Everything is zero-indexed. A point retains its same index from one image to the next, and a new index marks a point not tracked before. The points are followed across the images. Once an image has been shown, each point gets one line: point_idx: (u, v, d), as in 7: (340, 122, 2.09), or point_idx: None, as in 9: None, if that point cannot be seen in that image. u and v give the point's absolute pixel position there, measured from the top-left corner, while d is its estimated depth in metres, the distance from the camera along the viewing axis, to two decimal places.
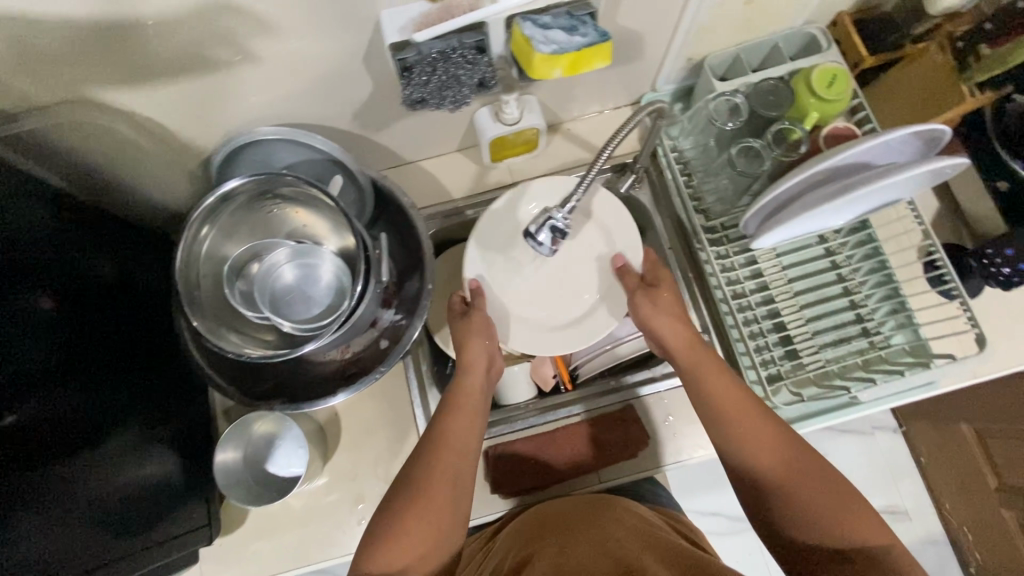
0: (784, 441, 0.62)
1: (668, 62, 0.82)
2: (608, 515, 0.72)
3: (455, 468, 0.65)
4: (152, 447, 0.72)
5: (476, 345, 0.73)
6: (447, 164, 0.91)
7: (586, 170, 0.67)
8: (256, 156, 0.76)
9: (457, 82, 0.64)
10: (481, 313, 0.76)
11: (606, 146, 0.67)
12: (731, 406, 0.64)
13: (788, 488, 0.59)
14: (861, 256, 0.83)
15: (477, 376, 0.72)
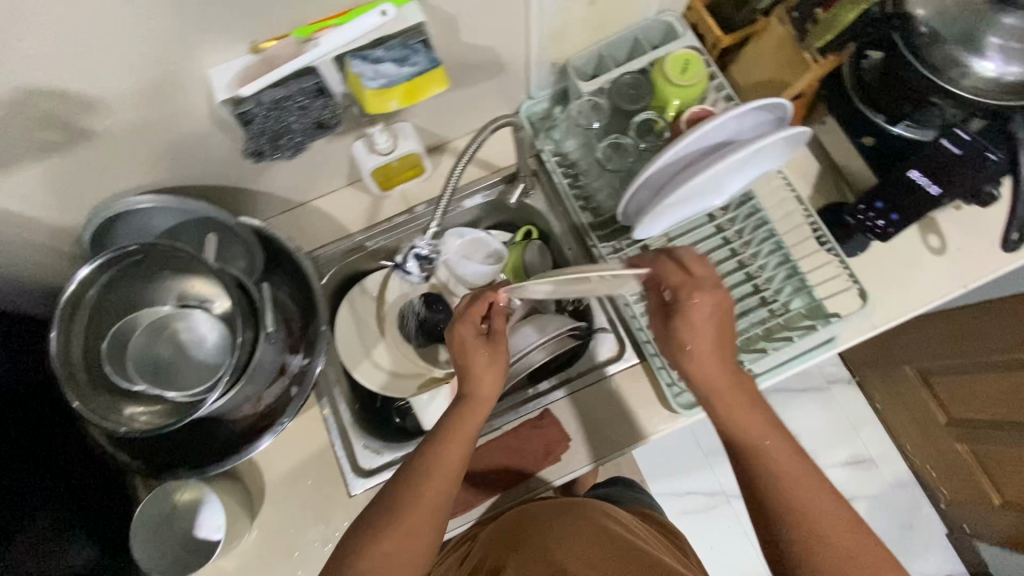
0: (818, 497, 0.58)
1: (534, 70, 0.83)
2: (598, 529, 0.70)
3: (438, 505, 0.63)
4: (69, 538, 0.70)
5: (489, 379, 0.69)
6: (341, 200, 0.91)
7: (439, 191, 0.74)
8: (130, 229, 0.75)
9: (289, 130, 0.63)
10: (500, 343, 0.70)
11: (456, 165, 0.72)
12: (762, 448, 0.62)
13: (812, 548, 0.57)
14: (752, 227, 0.85)
15: (480, 413, 0.69)
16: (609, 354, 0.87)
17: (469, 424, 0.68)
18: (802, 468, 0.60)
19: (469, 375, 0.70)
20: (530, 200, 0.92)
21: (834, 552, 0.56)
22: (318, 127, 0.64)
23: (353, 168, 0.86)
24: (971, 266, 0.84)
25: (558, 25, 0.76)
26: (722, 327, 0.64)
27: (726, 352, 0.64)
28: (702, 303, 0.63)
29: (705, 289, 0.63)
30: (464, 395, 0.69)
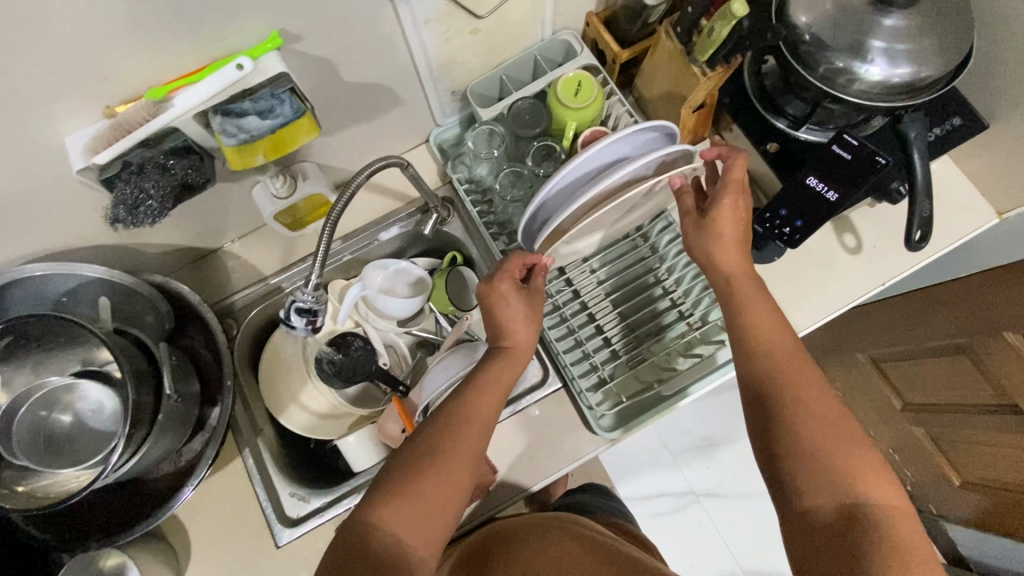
0: (821, 400, 0.59)
1: (432, 99, 0.82)
2: (582, 536, 0.73)
3: (477, 451, 0.62)
4: None
5: (525, 330, 0.69)
6: (254, 243, 0.89)
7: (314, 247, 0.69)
8: (24, 297, 0.72)
9: (147, 196, 0.61)
10: (538, 293, 0.70)
11: (330, 217, 0.68)
12: (768, 343, 0.63)
13: (805, 432, 0.57)
14: (667, 242, 0.85)
15: (517, 364, 0.69)
16: (534, 379, 0.82)
17: (506, 377, 0.67)
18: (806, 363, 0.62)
19: (506, 328, 0.69)
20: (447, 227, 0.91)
21: (830, 435, 0.57)
22: (186, 186, 0.65)
23: (259, 212, 0.84)
24: (887, 263, 0.83)
25: (447, 54, 0.75)
26: (741, 230, 0.67)
27: (744, 250, 0.67)
28: (730, 200, 0.65)
29: (736, 190, 0.65)
30: (506, 340, 0.69)
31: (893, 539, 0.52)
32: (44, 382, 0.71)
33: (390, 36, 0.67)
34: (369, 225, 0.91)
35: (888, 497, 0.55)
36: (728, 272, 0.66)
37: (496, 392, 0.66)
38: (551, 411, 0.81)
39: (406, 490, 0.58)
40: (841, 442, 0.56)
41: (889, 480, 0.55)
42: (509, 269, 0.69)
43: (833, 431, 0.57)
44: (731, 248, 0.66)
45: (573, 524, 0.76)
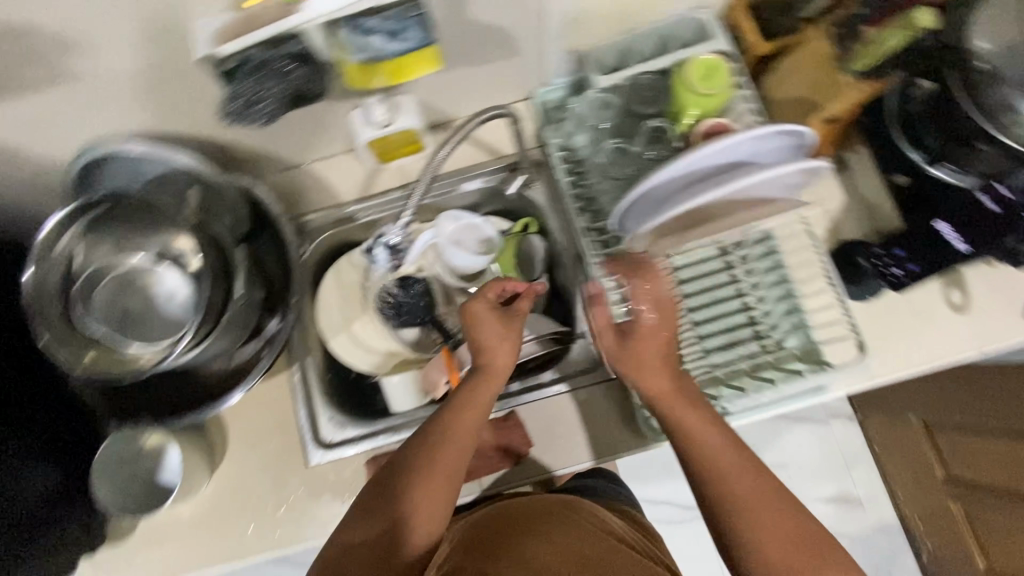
0: (757, 494, 0.58)
1: (548, 56, 0.78)
2: (603, 523, 0.71)
3: (454, 472, 0.64)
4: (34, 464, 0.73)
5: (503, 351, 0.69)
6: (336, 168, 0.88)
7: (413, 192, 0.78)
8: (119, 172, 0.74)
9: (266, 96, 0.60)
10: (515, 321, 0.70)
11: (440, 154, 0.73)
12: (699, 451, 0.61)
13: (751, 533, 0.57)
14: (758, 256, 0.80)
15: (492, 385, 0.68)
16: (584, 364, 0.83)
17: (479, 396, 0.68)
18: (746, 464, 0.60)
19: (483, 349, 0.69)
20: (530, 192, 0.88)
21: (781, 544, 0.56)
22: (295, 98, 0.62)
23: (351, 136, 0.83)
24: (994, 330, 0.76)
25: (577, 9, 0.70)
26: (665, 336, 0.64)
27: (668, 363, 0.64)
28: (601, 311, 0.67)
29: (637, 292, 0.66)
30: (478, 362, 0.69)
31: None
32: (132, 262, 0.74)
33: None
34: (452, 173, 0.88)
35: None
36: (651, 384, 0.63)
37: (472, 413, 0.67)
38: None
39: (380, 540, 0.62)
40: (795, 542, 0.56)
41: (844, 571, 0.55)
42: (486, 292, 0.71)
43: (778, 530, 0.57)
44: (654, 355, 0.64)
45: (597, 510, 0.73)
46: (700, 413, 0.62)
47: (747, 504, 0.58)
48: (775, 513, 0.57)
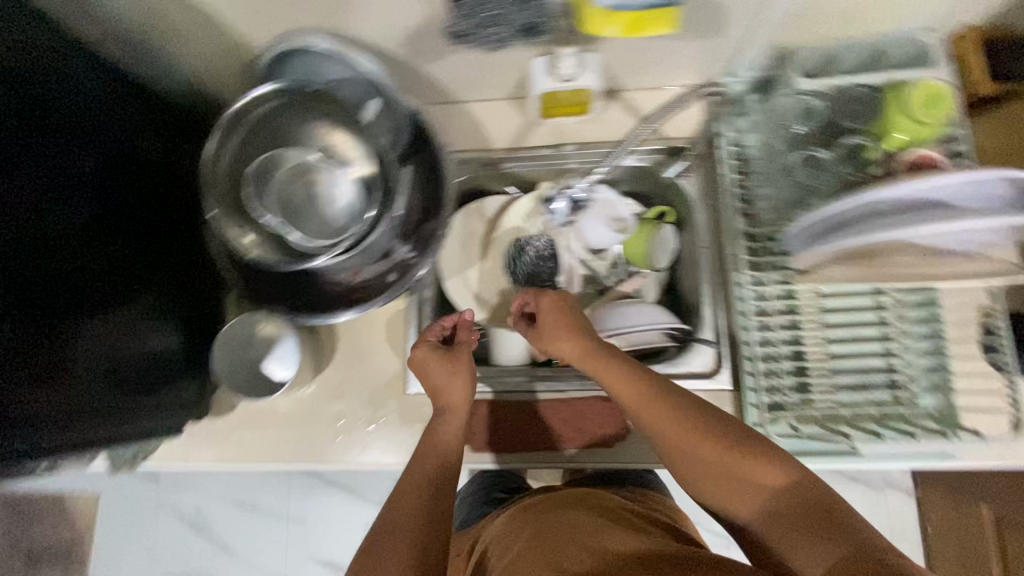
0: (689, 425, 0.60)
1: (752, 45, 0.74)
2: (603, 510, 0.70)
3: (434, 490, 0.65)
4: (162, 322, 0.75)
5: (455, 385, 0.74)
6: (495, 111, 0.87)
7: (615, 148, 0.79)
8: (305, 65, 0.75)
9: None
10: (462, 347, 0.77)
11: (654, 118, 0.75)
12: (625, 395, 0.65)
13: (696, 463, 0.58)
14: (911, 304, 0.75)
15: (456, 417, 0.73)
16: (701, 369, 0.78)
17: (452, 422, 0.73)
18: (654, 387, 0.64)
19: (438, 389, 0.75)
20: (682, 180, 0.85)
21: (705, 457, 0.58)
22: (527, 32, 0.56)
23: (523, 83, 0.81)
24: None
25: None
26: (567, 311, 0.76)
27: (580, 331, 0.73)
28: (549, 303, 0.77)
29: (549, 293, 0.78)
30: (437, 396, 0.75)
31: (807, 522, 0.51)
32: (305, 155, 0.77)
33: None
34: (609, 144, 0.85)
35: (783, 480, 0.54)
36: (575, 351, 0.71)
37: (446, 439, 0.71)
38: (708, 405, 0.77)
39: (393, 541, 0.60)
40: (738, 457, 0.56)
41: (762, 463, 0.55)
42: (426, 335, 0.79)
43: (718, 450, 0.57)
44: (560, 331, 0.73)
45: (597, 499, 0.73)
46: (615, 365, 0.68)
47: (691, 444, 0.59)
48: (701, 435, 0.59)
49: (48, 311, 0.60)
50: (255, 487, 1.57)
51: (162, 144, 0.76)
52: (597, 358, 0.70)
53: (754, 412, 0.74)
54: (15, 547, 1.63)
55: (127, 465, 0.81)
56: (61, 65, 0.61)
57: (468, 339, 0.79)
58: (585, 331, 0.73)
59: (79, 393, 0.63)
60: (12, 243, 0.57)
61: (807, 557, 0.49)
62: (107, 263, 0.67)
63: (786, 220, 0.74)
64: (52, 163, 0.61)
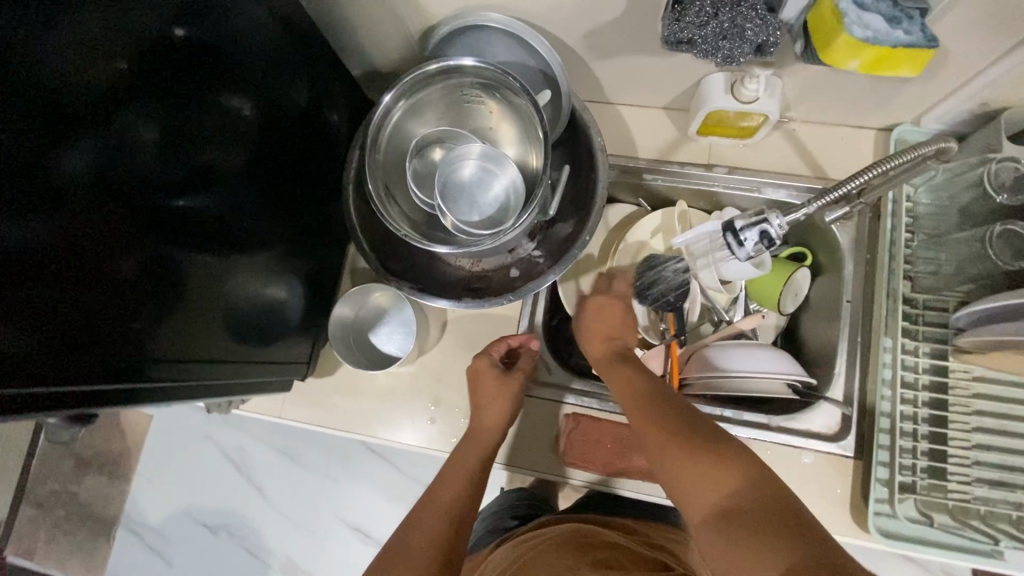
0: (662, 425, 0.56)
1: (957, 98, 0.67)
2: (591, 546, 0.68)
3: (451, 505, 0.67)
4: (280, 276, 0.75)
5: (496, 406, 0.73)
6: (646, 119, 0.83)
7: (816, 196, 0.62)
8: (474, 42, 0.73)
9: (739, 35, 0.53)
10: (518, 372, 0.75)
11: (856, 177, 0.60)
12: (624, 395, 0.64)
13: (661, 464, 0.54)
14: None
15: (488, 439, 0.73)
16: (821, 429, 0.74)
17: (478, 444, 0.72)
18: (652, 389, 0.63)
19: (479, 405, 0.74)
20: (837, 227, 0.78)
21: (669, 449, 0.54)
22: (754, 51, 0.55)
23: (688, 96, 0.77)
24: None
25: None
26: (609, 320, 0.77)
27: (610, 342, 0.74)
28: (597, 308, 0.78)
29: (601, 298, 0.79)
30: (475, 417, 0.74)
31: (747, 526, 0.44)
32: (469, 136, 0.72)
33: None
34: (765, 173, 0.79)
35: (737, 481, 0.48)
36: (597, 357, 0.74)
37: (467, 462, 0.71)
38: (826, 471, 0.72)
39: (405, 563, 0.61)
40: (691, 452, 0.52)
41: (713, 459, 0.50)
42: (489, 351, 0.77)
43: (681, 448, 0.53)
44: (596, 338, 0.76)
45: (591, 537, 0.71)
46: (622, 370, 0.68)
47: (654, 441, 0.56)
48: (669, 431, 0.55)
49: (179, 251, 0.58)
50: (299, 437, 1.50)
51: (308, 97, 0.75)
52: (613, 364, 0.71)
53: (878, 488, 0.69)
54: (66, 449, 1.60)
55: (223, 408, 0.82)
56: (239, 7, 0.59)
57: (529, 368, 0.77)
58: (616, 342, 0.74)
59: (215, 335, 0.64)
60: (167, 179, 0.56)
61: (750, 562, 0.42)
62: (234, 207, 0.66)
63: (950, 290, 0.70)
64: (207, 102, 0.59)
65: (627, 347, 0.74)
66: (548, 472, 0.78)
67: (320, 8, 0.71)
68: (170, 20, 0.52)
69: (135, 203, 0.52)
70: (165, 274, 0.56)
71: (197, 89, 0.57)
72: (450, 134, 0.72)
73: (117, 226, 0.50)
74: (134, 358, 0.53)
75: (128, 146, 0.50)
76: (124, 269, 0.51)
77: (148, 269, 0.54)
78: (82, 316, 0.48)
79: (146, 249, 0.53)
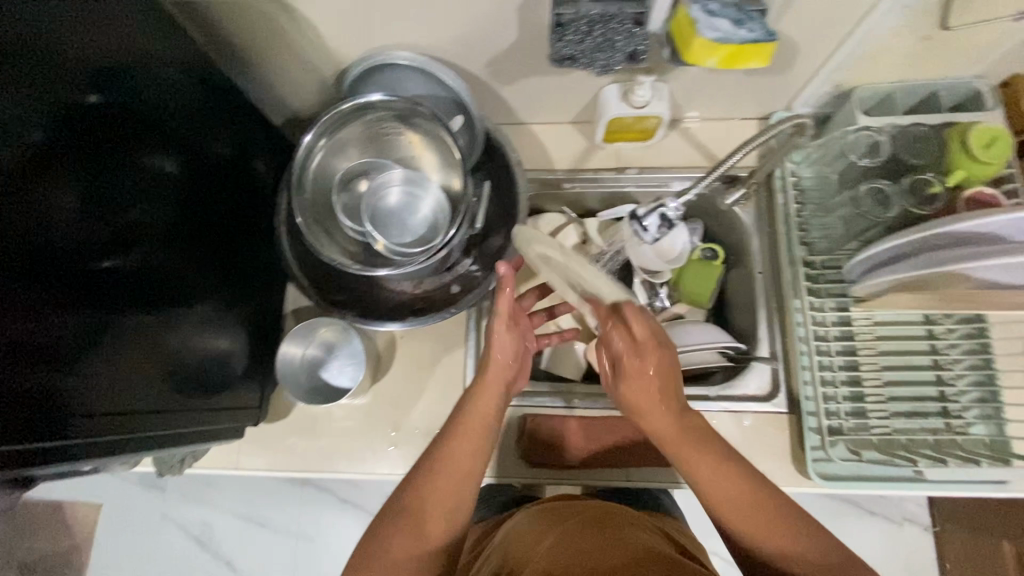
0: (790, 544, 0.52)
1: (815, 83, 0.78)
2: (625, 530, 0.64)
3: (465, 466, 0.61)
4: (223, 325, 0.75)
5: (503, 338, 0.68)
6: (557, 133, 0.90)
7: (701, 177, 0.70)
8: (386, 80, 0.78)
9: (611, 47, 0.61)
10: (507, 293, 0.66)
11: (731, 155, 0.68)
12: (727, 510, 0.55)
13: None
14: (963, 334, 0.78)
15: (495, 383, 0.66)
16: (756, 392, 0.79)
17: (485, 403, 0.65)
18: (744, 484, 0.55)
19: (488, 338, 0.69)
20: (739, 208, 0.87)
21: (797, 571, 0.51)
22: (628, 60, 0.62)
23: (591, 109, 0.85)
24: None
25: (880, 44, 0.70)
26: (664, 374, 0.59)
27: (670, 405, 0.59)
28: (645, 359, 0.59)
29: (637, 350, 0.60)
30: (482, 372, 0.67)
31: None
32: (390, 166, 0.77)
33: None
34: (669, 169, 0.88)
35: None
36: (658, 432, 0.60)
37: (476, 424, 0.63)
38: (765, 428, 0.77)
39: (412, 535, 0.57)
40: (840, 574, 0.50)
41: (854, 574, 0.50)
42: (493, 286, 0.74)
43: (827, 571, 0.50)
44: (649, 403, 0.59)
45: (615, 515, 0.68)
46: (699, 451, 0.57)
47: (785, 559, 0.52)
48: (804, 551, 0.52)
49: (114, 309, 0.58)
50: (265, 500, 1.44)
51: (232, 148, 0.78)
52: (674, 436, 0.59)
53: (812, 436, 0.75)
54: (5, 555, 1.47)
55: (174, 468, 0.79)
56: (153, 68, 0.61)
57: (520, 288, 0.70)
58: (671, 397, 0.59)
59: (157, 387, 0.63)
60: (103, 234, 0.57)
61: None
62: (167, 261, 0.67)
63: (842, 249, 0.78)
64: (131, 163, 0.61)
65: (681, 398, 0.60)
66: (515, 477, 0.81)
67: (235, 63, 0.75)
68: (86, 88, 0.54)
69: (61, 263, 0.52)
70: (102, 336, 0.56)
71: (116, 150, 0.58)
72: (367, 172, 0.76)
73: (44, 294, 0.50)
74: (76, 421, 0.52)
75: (45, 214, 0.51)
76: (56, 333, 0.51)
77: (77, 334, 0.53)
78: (19, 373, 0.47)
79: (77, 312, 0.53)
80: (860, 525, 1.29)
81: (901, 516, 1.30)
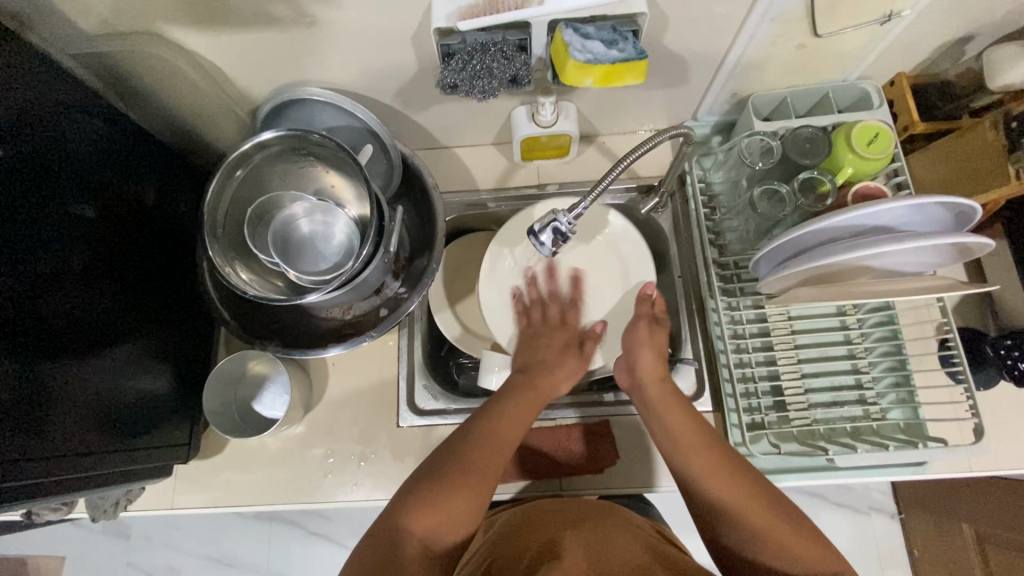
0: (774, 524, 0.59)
1: (713, 92, 0.82)
2: (624, 530, 0.63)
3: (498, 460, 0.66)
4: (149, 365, 0.75)
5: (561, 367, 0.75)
6: (478, 154, 0.93)
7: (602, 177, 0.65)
8: (302, 114, 0.80)
9: (490, 73, 0.64)
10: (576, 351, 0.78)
11: (626, 159, 0.64)
12: (715, 491, 0.62)
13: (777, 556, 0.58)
14: (874, 322, 0.81)
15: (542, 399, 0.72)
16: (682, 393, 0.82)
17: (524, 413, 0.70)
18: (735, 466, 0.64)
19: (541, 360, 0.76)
20: (657, 215, 0.90)
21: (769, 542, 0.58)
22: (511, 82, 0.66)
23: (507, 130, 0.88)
24: None
25: (763, 55, 0.73)
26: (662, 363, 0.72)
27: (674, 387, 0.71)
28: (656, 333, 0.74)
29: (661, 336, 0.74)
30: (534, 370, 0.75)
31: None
32: (300, 196, 0.78)
33: (736, 15, 0.67)
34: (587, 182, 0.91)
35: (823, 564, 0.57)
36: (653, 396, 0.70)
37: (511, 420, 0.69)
38: None
39: (429, 517, 0.60)
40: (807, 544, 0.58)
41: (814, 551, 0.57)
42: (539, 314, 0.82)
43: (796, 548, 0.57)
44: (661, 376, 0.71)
45: (612, 510, 0.67)
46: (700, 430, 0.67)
47: (762, 534, 0.59)
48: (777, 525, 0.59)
49: (30, 357, 0.57)
50: (233, 539, 1.42)
51: (151, 188, 0.79)
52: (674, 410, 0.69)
53: (735, 432, 0.77)
54: None
55: (108, 513, 0.79)
56: (60, 118, 0.62)
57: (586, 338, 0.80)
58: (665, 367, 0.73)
59: (76, 428, 0.62)
60: (22, 281, 0.57)
61: None
62: (93, 302, 0.67)
63: (752, 249, 0.81)
64: (48, 210, 0.61)
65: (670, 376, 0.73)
66: None
67: (149, 106, 0.76)
68: None
69: None
70: (20, 380, 0.56)
71: (28, 199, 0.58)
72: (278, 204, 0.78)
73: None
74: None
75: None
76: None
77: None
78: None
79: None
80: (826, 518, 1.30)
81: (868, 506, 1.31)
